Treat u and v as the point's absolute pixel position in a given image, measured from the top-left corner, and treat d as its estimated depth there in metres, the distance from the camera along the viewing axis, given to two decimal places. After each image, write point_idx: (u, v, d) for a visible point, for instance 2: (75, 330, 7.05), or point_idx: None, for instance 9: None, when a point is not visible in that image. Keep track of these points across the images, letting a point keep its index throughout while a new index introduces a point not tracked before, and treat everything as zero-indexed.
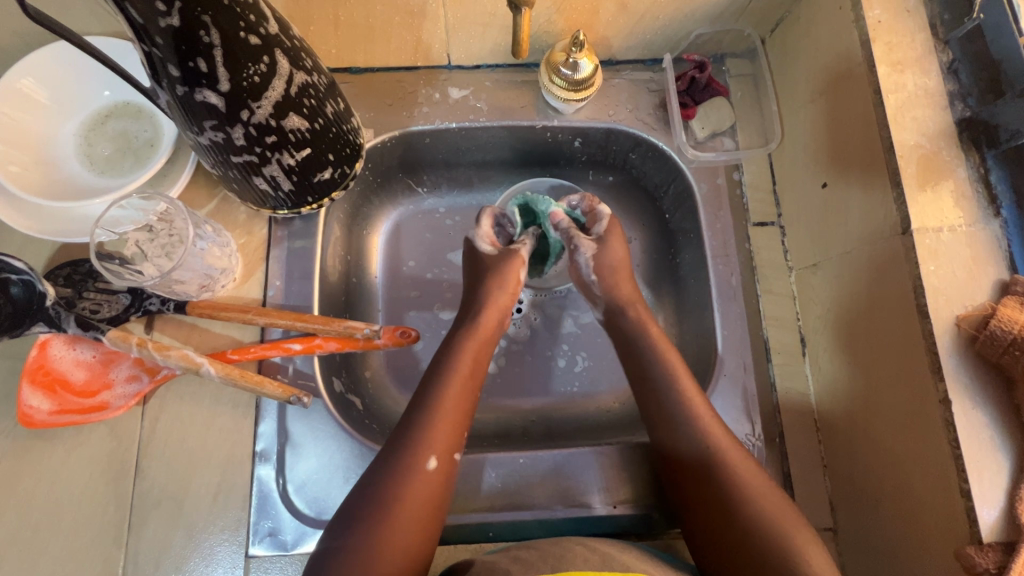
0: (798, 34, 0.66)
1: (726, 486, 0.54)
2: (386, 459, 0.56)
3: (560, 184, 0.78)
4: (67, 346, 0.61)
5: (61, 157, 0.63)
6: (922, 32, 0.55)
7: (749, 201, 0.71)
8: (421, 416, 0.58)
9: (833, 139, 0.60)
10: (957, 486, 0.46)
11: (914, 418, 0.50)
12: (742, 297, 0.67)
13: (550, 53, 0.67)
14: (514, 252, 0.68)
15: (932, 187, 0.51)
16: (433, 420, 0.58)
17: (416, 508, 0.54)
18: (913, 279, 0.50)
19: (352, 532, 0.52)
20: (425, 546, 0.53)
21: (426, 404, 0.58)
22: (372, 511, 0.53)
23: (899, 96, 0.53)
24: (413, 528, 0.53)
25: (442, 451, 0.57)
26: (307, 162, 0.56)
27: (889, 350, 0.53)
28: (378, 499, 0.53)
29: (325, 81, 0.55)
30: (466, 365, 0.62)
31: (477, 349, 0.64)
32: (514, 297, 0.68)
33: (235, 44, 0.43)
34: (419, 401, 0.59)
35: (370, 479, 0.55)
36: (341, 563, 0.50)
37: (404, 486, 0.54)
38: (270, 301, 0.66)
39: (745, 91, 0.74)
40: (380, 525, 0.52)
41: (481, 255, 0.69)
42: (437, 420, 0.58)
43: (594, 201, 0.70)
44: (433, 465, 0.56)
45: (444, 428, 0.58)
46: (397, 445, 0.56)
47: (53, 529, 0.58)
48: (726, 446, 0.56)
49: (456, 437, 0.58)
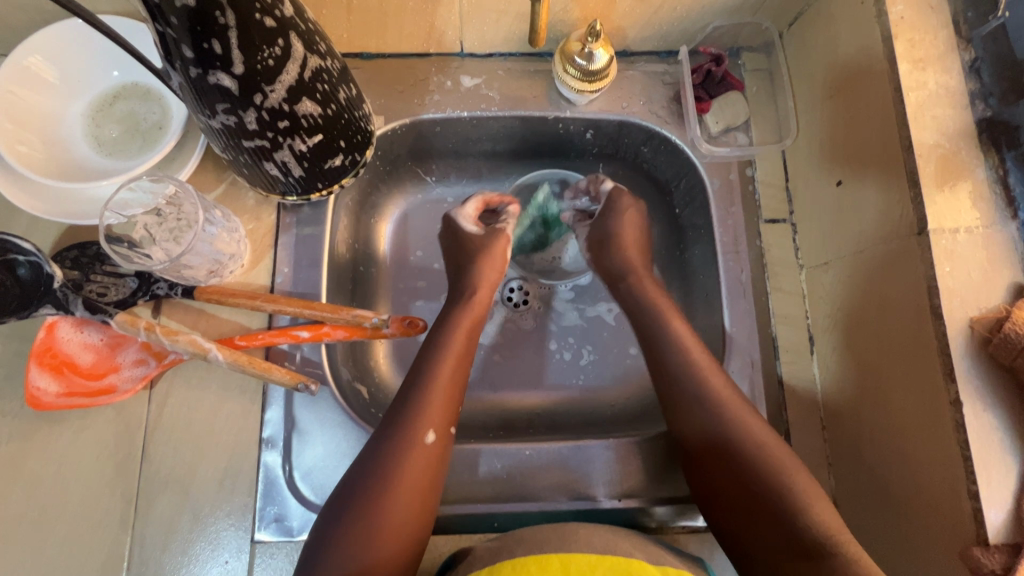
0: (818, 28, 0.65)
1: (757, 475, 0.54)
2: (384, 432, 0.56)
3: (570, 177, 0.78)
4: (75, 329, 0.61)
5: (69, 137, 0.63)
6: (945, 29, 0.54)
7: (761, 198, 0.70)
8: (418, 392, 0.58)
9: (851, 136, 0.60)
10: (965, 488, 0.46)
11: (925, 412, 0.50)
12: (751, 294, 0.67)
13: (565, 42, 0.66)
14: (498, 231, 0.71)
15: (950, 187, 0.51)
16: (430, 394, 0.58)
17: (417, 482, 0.54)
18: (927, 279, 0.50)
19: (356, 508, 0.52)
20: (428, 520, 0.54)
21: (425, 369, 0.59)
22: (376, 480, 0.53)
23: (920, 94, 0.53)
24: (416, 495, 0.53)
25: (439, 425, 0.57)
26: (318, 148, 0.56)
27: (897, 339, 0.54)
28: (380, 474, 0.53)
29: (338, 66, 0.54)
30: (462, 336, 0.63)
31: (469, 328, 0.64)
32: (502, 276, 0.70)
33: (251, 27, 0.42)
34: (418, 366, 0.60)
35: (369, 453, 0.55)
36: (348, 538, 0.50)
37: (405, 460, 0.54)
38: (278, 288, 0.65)
39: (760, 86, 0.73)
40: (384, 499, 0.52)
41: (465, 233, 0.72)
42: (435, 384, 0.59)
43: (599, 182, 0.75)
44: (431, 439, 0.56)
45: (440, 402, 0.58)
46: (396, 420, 0.56)
47: (60, 509, 0.58)
48: (746, 434, 0.56)
49: (451, 411, 0.59)
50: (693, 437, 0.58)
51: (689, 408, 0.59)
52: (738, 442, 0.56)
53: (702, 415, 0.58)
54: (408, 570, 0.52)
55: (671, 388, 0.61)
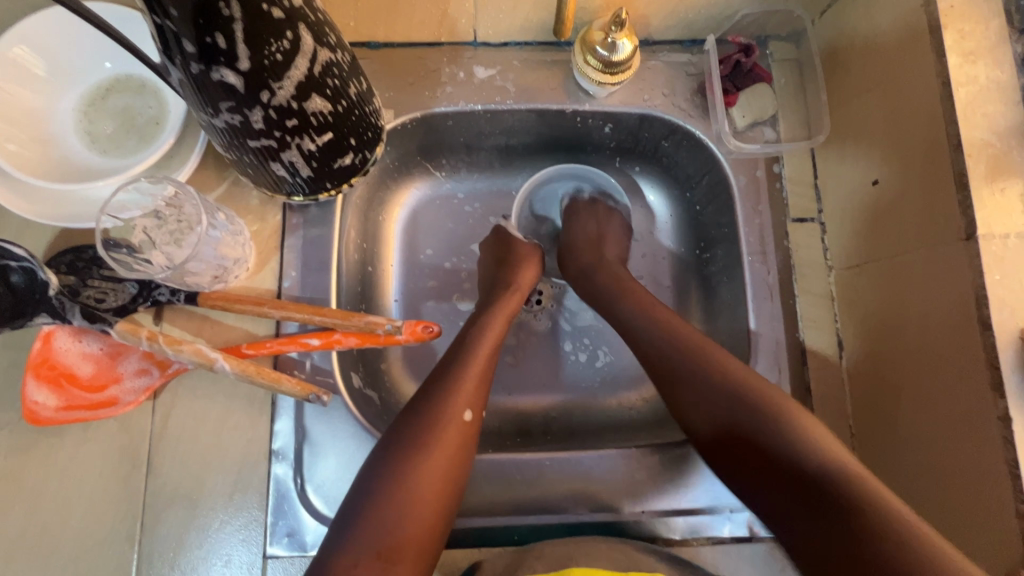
0: (854, 17, 0.61)
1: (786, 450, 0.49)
2: (416, 408, 0.54)
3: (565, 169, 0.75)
4: (73, 338, 0.58)
5: (60, 134, 0.59)
6: (997, 19, 0.51)
7: (789, 196, 0.67)
8: (455, 369, 0.56)
9: (893, 131, 0.56)
10: (1013, 507, 0.44)
11: (967, 415, 0.48)
12: (778, 297, 0.65)
13: (587, 31, 0.62)
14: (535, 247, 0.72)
15: (1001, 188, 0.48)
16: (466, 371, 0.56)
17: (449, 459, 0.52)
18: (975, 288, 0.47)
19: (387, 480, 0.49)
20: (455, 496, 0.52)
21: (465, 346, 0.59)
22: (405, 450, 0.51)
23: (970, 89, 0.50)
24: (447, 471, 0.51)
25: (474, 404, 0.55)
26: (328, 147, 0.53)
27: (930, 326, 0.52)
28: (414, 446, 0.51)
29: (349, 59, 0.50)
30: (501, 320, 0.63)
31: (506, 315, 0.63)
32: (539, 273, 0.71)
33: (258, 18, 0.38)
34: (458, 344, 0.59)
35: (399, 429, 0.52)
36: (377, 512, 0.48)
37: (439, 435, 0.52)
38: (285, 293, 0.63)
39: (790, 77, 0.69)
40: (415, 473, 0.50)
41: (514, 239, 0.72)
42: (474, 359, 0.58)
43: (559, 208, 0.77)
44: (467, 417, 0.54)
45: (475, 378, 0.56)
46: (427, 397, 0.54)
47: (63, 527, 0.56)
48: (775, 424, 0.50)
49: (485, 390, 0.57)
50: (704, 409, 0.54)
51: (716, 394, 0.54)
52: (759, 413, 0.51)
53: (710, 383, 0.54)
54: (433, 546, 0.49)
55: (671, 367, 0.57)
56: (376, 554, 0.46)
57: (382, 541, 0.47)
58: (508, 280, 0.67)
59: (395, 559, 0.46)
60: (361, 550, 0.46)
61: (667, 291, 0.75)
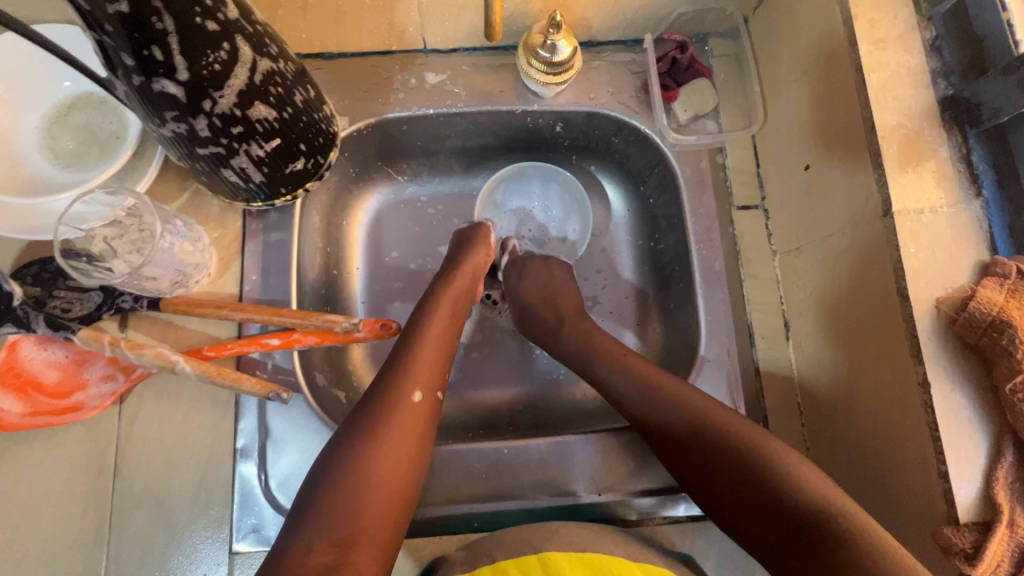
0: (781, 13, 0.64)
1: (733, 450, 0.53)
2: (371, 398, 0.55)
3: (536, 167, 0.77)
4: (38, 347, 0.60)
5: (23, 151, 0.61)
6: (905, 8, 0.54)
7: (733, 185, 0.70)
8: (404, 357, 0.58)
9: (818, 117, 0.59)
10: (935, 469, 0.46)
11: (894, 384, 0.50)
12: (724, 283, 0.67)
13: (527, 34, 0.65)
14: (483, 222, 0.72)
15: (913, 167, 0.51)
16: (415, 358, 0.58)
17: (405, 444, 0.53)
18: (894, 263, 0.50)
19: (342, 466, 0.50)
20: (416, 477, 0.53)
21: (412, 339, 0.60)
22: (360, 439, 0.52)
23: (882, 75, 0.52)
24: (402, 457, 0.52)
25: (426, 385, 0.57)
26: (277, 153, 0.55)
27: (863, 304, 0.54)
28: (366, 432, 0.52)
29: (293, 68, 0.53)
30: (446, 311, 0.64)
31: (453, 300, 0.65)
32: (488, 259, 0.71)
33: (192, 31, 0.40)
34: (403, 337, 0.60)
35: (354, 420, 0.53)
36: (333, 498, 0.48)
37: (391, 421, 0.53)
38: (247, 296, 0.65)
39: (728, 72, 0.72)
40: (372, 457, 0.51)
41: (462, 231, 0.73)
42: (419, 352, 0.59)
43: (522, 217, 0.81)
44: (418, 398, 0.56)
45: (426, 367, 0.58)
46: (380, 388, 0.55)
47: (33, 532, 0.57)
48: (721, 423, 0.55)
49: (439, 377, 0.59)
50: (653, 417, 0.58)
51: (649, 400, 0.58)
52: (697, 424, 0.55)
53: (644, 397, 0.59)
54: (396, 532, 0.50)
55: (642, 404, 0.59)
56: (333, 539, 0.46)
57: (340, 526, 0.47)
58: (449, 268, 0.68)
59: (354, 543, 0.47)
60: (319, 535, 0.46)
61: (631, 339, 0.76)
